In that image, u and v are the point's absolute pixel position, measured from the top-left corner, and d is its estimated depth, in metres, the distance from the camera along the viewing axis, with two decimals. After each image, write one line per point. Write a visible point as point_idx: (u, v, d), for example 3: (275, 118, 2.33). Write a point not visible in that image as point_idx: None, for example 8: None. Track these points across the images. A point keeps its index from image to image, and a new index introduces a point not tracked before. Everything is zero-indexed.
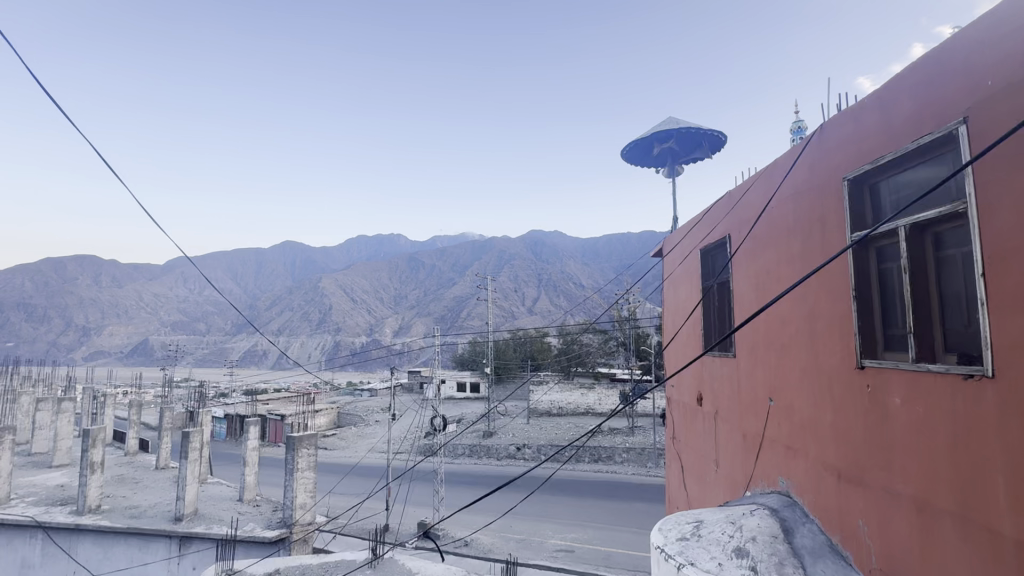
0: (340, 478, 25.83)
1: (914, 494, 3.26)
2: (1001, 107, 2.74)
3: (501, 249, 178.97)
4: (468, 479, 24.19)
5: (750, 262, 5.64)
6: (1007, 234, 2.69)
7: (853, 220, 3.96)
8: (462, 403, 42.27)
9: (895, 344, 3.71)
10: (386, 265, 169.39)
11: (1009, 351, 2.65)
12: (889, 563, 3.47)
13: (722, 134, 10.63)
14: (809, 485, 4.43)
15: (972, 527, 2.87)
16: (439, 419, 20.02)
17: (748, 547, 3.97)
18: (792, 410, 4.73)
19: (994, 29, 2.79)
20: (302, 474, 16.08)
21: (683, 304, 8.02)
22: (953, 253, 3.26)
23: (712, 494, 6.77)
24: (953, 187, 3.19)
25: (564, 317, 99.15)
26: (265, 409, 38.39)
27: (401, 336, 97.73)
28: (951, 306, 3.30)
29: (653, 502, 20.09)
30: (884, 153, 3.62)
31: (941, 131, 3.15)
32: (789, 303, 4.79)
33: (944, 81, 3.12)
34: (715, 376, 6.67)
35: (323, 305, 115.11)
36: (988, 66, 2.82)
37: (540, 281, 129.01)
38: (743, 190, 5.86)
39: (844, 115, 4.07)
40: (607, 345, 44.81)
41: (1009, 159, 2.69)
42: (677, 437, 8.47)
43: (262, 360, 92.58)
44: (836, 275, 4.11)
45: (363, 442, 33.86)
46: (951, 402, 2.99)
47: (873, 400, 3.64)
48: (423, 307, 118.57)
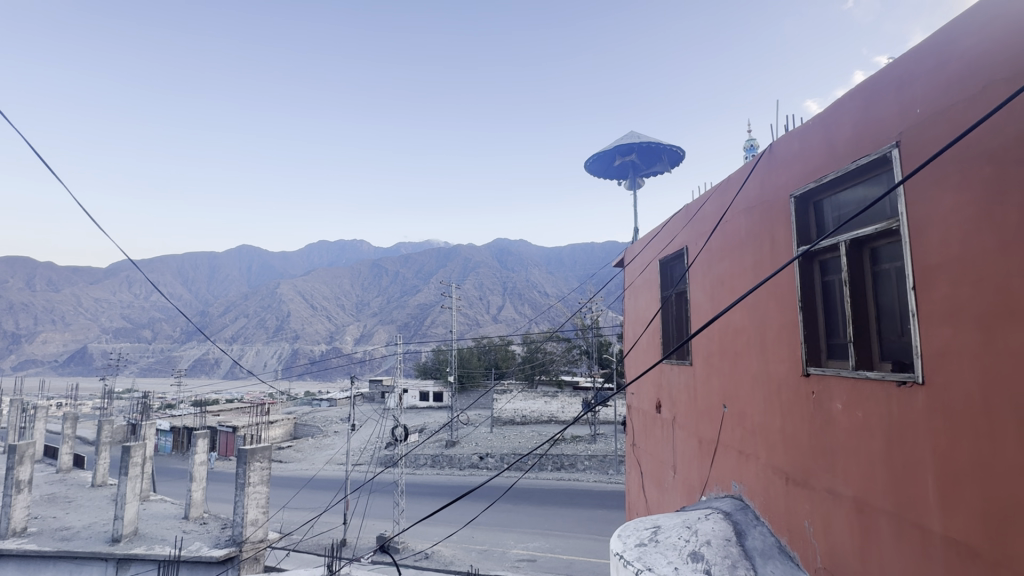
0: (295, 492, 24.85)
1: (856, 496, 3.44)
2: (930, 132, 2.96)
3: (466, 257, 178.67)
4: (429, 490, 23.78)
5: (705, 272, 5.84)
6: (937, 249, 2.88)
7: (800, 234, 4.18)
8: (423, 412, 41.61)
9: (837, 353, 3.92)
10: (348, 272, 165.93)
11: (937, 359, 2.85)
12: (832, 562, 3.64)
13: (680, 148, 11.02)
14: (759, 489, 4.59)
15: (905, 526, 3.05)
16: (401, 428, 19.61)
17: (702, 551, 4.08)
18: (744, 416, 4.91)
19: (924, 59, 3.02)
20: (254, 488, 15.37)
21: (642, 313, 8.22)
22: (887, 268, 3.49)
23: (670, 499, 6.91)
24: (888, 206, 3.42)
25: (528, 325, 99.80)
26: (216, 421, 36.63)
27: (363, 344, 95.75)
28: (887, 317, 3.52)
29: (614, 508, 20.35)
30: (827, 172, 3.84)
31: (877, 153, 3.37)
32: (741, 312, 4.99)
33: (880, 106, 3.35)
34: (673, 383, 6.84)
35: (281, 312, 111.32)
36: (917, 94, 3.06)
37: (505, 289, 129.45)
38: (700, 204, 6.08)
39: (792, 134, 4.31)
40: (570, 353, 45.34)
41: (936, 179, 2.91)
42: (636, 444, 8.63)
43: (213, 370, 88.47)
44: (784, 286, 4.31)
45: (320, 454, 32.77)
46: (886, 407, 3.18)
47: (817, 405, 3.83)
48: (386, 314, 116.62)
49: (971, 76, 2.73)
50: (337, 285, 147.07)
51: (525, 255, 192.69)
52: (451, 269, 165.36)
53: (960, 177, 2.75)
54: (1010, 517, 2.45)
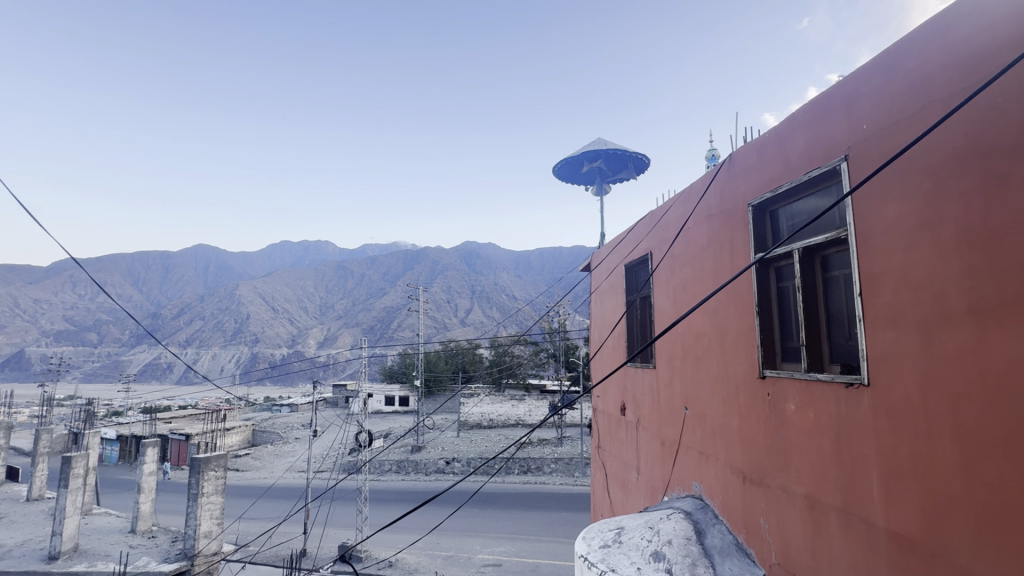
0: (252, 501, 23.93)
1: (807, 493, 3.58)
2: (875, 147, 3.13)
3: (434, 260, 177.20)
4: (393, 496, 23.33)
5: (668, 278, 5.98)
6: (880, 257, 3.05)
7: (756, 241, 4.34)
8: (388, 417, 40.87)
9: (790, 356, 4.10)
10: (312, 274, 161.76)
11: (880, 362, 3.01)
12: (786, 558, 3.78)
13: (645, 156, 11.28)
14: (718, 488, 4.73)
15: (853, 522, 3.20)
16: (365, 434, 19.15)
17: (664, 550, 4.16)
18: (705, 418, 5.04)
19: (871, 78, 3.20)
20: (208, 499, 14.74)
21: (608, 316, 8.35)
22: (837, 274, 3.67)
23: (633, 500, 7.02)
24: (837, 216, 3.60)
25: (496, 328, 99.62)
26: (168, 428, 34.89)
27: (326, 348, 93.44)
28: (836, 323, 3.69)
29: (580, 510, 20.50)
30: (782, 182, 4.01)
31: (827, 165, 3.54)
32: (702, 315, 5.14)
33: (831, 121, 3.52)
34: (638, 386, 6.96)
35: (240, 315, 107.40)
36: (864, 111, 3.23)
37: (473, 292, 128.95)
38: (664, 210, 6.22)
39: (750, 145, 4.48)
40: (537, 357, 45.60)
41: (879, 191, 3.09)
42: (602, 446, 8.74)
43: (165, 375, 84.36)
44: (742, 291, 4.46)
45: (279, 462, 31.67)
46: (836, 408, 3.34)
47: (772, 407, 3.98)
48: (351, 317, 114.28)
49: (914, 96, 2.89)
50: (300, 287, 143.04)
51: (494, 258, 192.62)
52: (418, 272, 163.70)
53: (903, 191, 2.91)
54: (944, 510, 2.62)
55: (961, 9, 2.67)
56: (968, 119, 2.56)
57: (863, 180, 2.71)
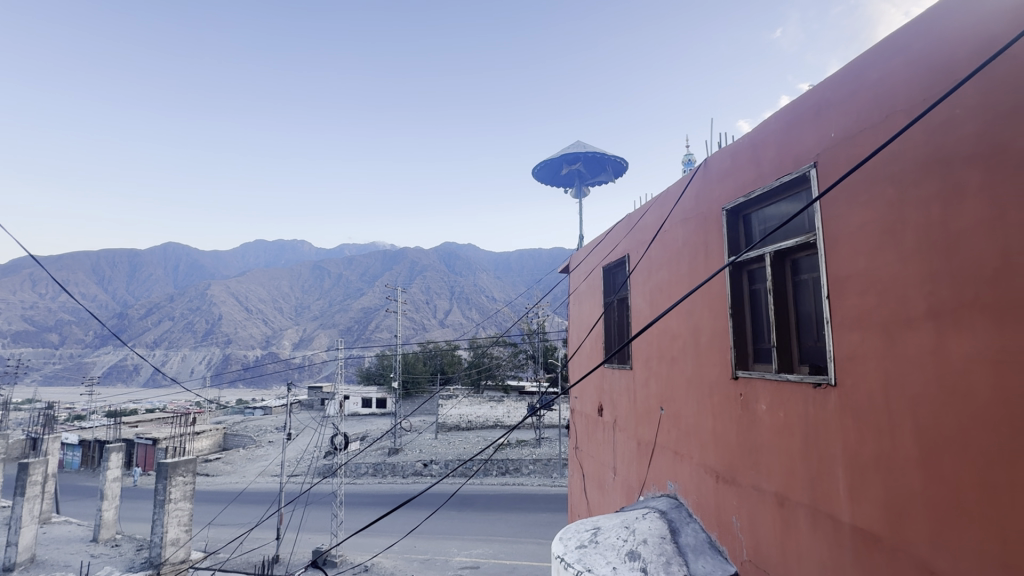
0: (222, 507, 23.27)
1: (777, 491, 3.67)
2: (843, 154, 3.23)
3: (413, 261, 175.74)
4: (369, 500, 23.01)
5: (645, 280, 6.07)
6: (847, 261, 3.15)
7: (730, 245, 4.43)
8: (365, 419, 40.34)
9: (762, 357, 4.19)
10: (287, 274, 158.63)
11: (846, 362, 3.11)
12: (756, 555, 3.86)
13: (623, 160, 11.44)
14: (692, 487, 4.80)
15: (821, 519, 3.28)
16: (341, 436, 18.84)
17: (639, 549, 4.20)
18: (680, 418, 5.12)
19: (839, 88, 3.30)
20: (175, 505, 14.30)
21: (586, 318, 8.42)
22: (806, 278, 3.77)
23: (610, 500, 7.09)
24: (807, 221, 3.70)
25: (474, 330, 99.32)
26: (134, 432, 33.69)
27: (301, 349, 91.69)
28: (805, 325, 3.79)
29: (557, 511, 20.61)
30: (755, 188, 4.10)
31: (798, 172, 3.64)
32: (677, 317, 5.23)
33: (802, 128, 3.62)
34: (614, 387, 7.04)
35: (211, 315, 104.53)
36: (833, 119, 3.33)
37: (452, 293, 128.42)
38: (641, 213, 6.31)
39: (724, 151, 4.58)
40: (516, 358, 45.69)
41: (846, 197, 3.19)
42: (579, 447, 8.79)
43: (131, 377, 81.54)
44: (716, 292, 4.55)
45: (252, 466, 30.90)
46: (804, 408, 3.43)
47: (744, 407, 4.06)
48: (328, 317, 112.50)
49: (881, 105, 2.98)
50: (274, 287, 140.01)
51: (474, 259, 192.09)
52: (397, 273, 162.16)
53: (869, 198, 3.01)
54: (906, 507, 2.71)
55: (922, 24, 2.78)
56: (930, 128, 2.65)
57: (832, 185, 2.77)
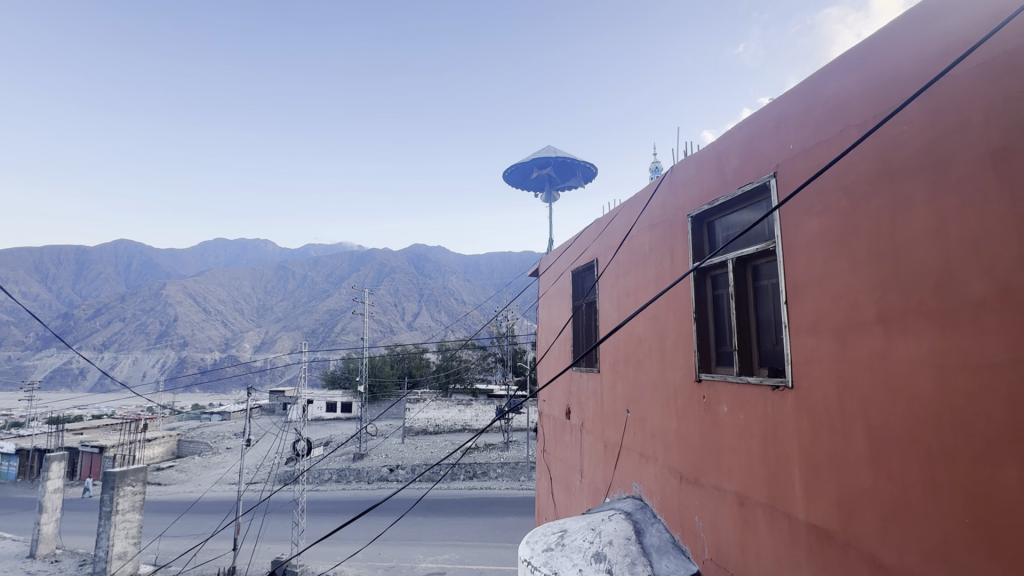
0: (174, 518, 22.17)
1: (737, 491, 3.78)
2: (800, 166, 3.37)
3: (381, 262, 173.05)
4: (332, 507, 22.38)
5: (613, 284, 6.16)
6: (804, 268, 3.27)
7: (694, 251, 4.55)
8: (329, 424, 39.27)
9: (724, 359, 4.31)
10: (249, 274, 153.38)
11: (804, 365, 3.22)
12: (718, 554, 3.96)
13: (593, 165, 11.60)
14: (657, 489, 4.89)
15: (779, 517, 3.38)
16: (303, 442, 18.27)
17: (605, 551, 4.25)
18: (646, 420, 5.21)
19: (799, 101, 3.43)
20: (123, 516, 13.54)
21: (554, 321, 8.48)
22: (766, 283, 3.90)
23: (577, 502, 7.13)
24: (765, 229, 3.84)
25: (442, 333, 98.49)
26: (78, 439, 31.76)
27: (263, 352, 88.82)
28: (765, 329, 3.92)
29: (524, 515, 20.60)
30: (717, 197, 4.23)
31: (758, 181, 3.77)
32: (644, 321, 5.32)
33: (762, 140, 3.76)
34: (582, 390, 7.09)
35: (166, 316, 99.91)
36: (792, 131, 3.46)
37: (421, 296, 127.10)
38: (609, 218, 6.39)
39: (689, 159, 4.70)
40: (485, 361, 45.55)
41: (803, 205, 3.32)
42: (547, 450, 8.80)
43: (77, 382, 77.03)
44: (681, 297, 4.66)
45: (208, 474, 29.61)
46: (763, 410, 3.55)
47: (707, 409, 4.17)
48: (291, 319, 109.26)
49: (835, 119, 3.13)
50: (235, 288, 135.18)
51: (443, 262, 190.63)
52: (364, 275, 159.50)
53: (823, 207, 3.15)
54: (857, 503, 2.83)
55: (871, 45, 2.94)
56: (882, 142, 2.79)
57: (794, 191, 2.85)
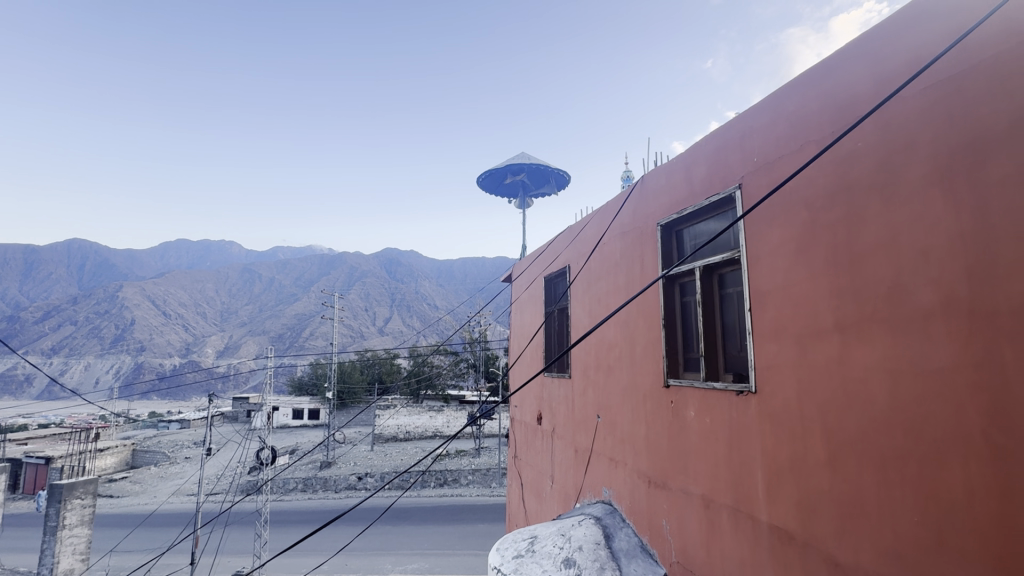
0: (127, 533, 21.05)
1: (703, 494, 3.86)
2: (762, 178, 3.50)
3: (352, 266, 170.05)
4: (296, 517, 21.69)
5: (585, 289, 6.22)
6: (768, 276, 3.38)
7: (663, 259, 4.64)
8: (295, 432, 38.14)
9: (691, 365, 4.40)
10: (213, 278, 148.22)
11: (765, 372, 3.34)
12: (685, 556, 4.02)
13: (566, 173, 11.75)
14: (626, 493, 4.94)
15: (742, 520, 3.46)
16: (268, 450, 17.66)
17: (574, 556, 4.27)
18: (615, 425, 5.28)
19: (764, 115, 3.56)
20: (70, 532, 12.78)
21: (527, 327, 8.49)
22: (732, 291, 4.01)
23: (548, 507, 7.14)
24: (731, 238, 3.96)
25: (414, 338, 96.98)
26: (22, 450, 29.87)
27: (226, 357, 85.64)
28: (731, 335, 4.02)
29: (495, 522, 20.49)
30: (685, 206, 4.33)
31: (724, 192, 3.89)
32: (614, 327, 5.39)
33: (729, 152, 3.88)
34: (553, 396, 7.13)
35: (122, 320, 95.28)
36: (758, 143, 3.58)
37: (393, 301, 125.40)
38: (582, 225, 6.47)
39: (659, 170, 4.81)
40: (457, 367, 45.26)
41: (768, 215, 3.43)
42: (519, 456, 8.79)
43: (22, 389, 72.57)
44: (651, 304, 4.74)
45: (165, 485, 28.30)
46: (728, 415, 3.64)
47: (675, 414, 4.25)
48: (257, 323, 106.00)
49: (796, 134, 3.26)
50: (197, 291, 130.30)
51: (416, 266, 188.63)
52: (334, 279, 156.42)
53: (785, 219, 3.27)
54: (816, 504, 2.93)
55: (828, 65, 3.09)
56: (838, 158, 2.93)
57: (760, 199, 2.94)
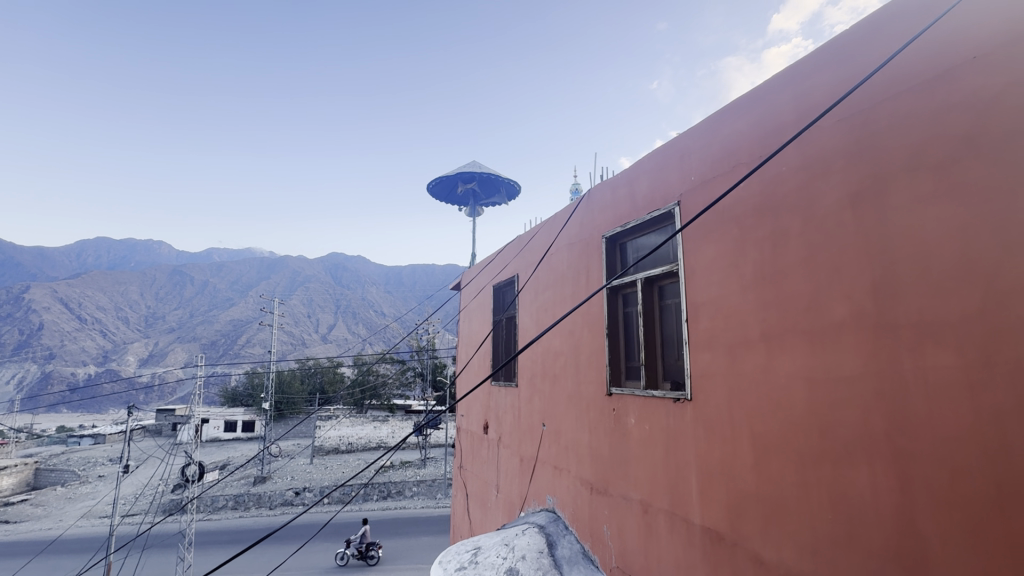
0: (24, 562, 18.87)
1: (642, 499, 3.97)
2: (699, 195, 3.70)
3: (294, 271, 163.02)
4: (226, 537, 20.33)
5: (533, 298, 6.27)
6: (705, 288, 3.54)
7: (607, 270, 4.79)
8: (227, 446, 35.85)
9: (632, 374, 4.54)
10: (139, 280, 137.37)
11: (699, 379, 3.51)
12: (624, 561, 4.11)
13: (516, 184, 11.92)
14: (569, 501, 5.00)
15: (679, 522, 3.58)
16: (195, 466, 16.47)
17: (518, 566, 4.28)
18: (560, 434, 5.34)
19: (702, 136, 3.76)
20: None
21: (474, 335, 8.46)
22: (670, 302, 4.19)
23: (492, 517, 7.09)
24: (669, 251, 4.14)
25: (359, 346, 94.10)
26: None
27: (151, 366, 79.39)
28: (669, 345, 4.19)
29: (439, 534, 20.14)
30: (629, 220, 4.50)
31: (664, 208, 4.07)
32: (560, 336, 5.48)
33: (669, 169, 4.07)
34: (500, 405, 7.13)
35: (27, 326, 86.13)
36: (694, 163, 3.79)
37: (338, 307, 121.23)
38: (530, 236, 6.54)
39: (605, 185, 4.97)
40: (404, 376, 44.36)
41: (703, 229, 3.61)
42: (464, 466, 8.73)
43: None
44: (595, 314, 4.85)
45: (73, 507, 25.68)
46: (665, 421, 3.79)
47: (617, 422, 4.36)
48: (187, 329, 99.03)
49: (727, 156, 3.49)
50: (119, 294, 120.20)
51: (362, 272, 183.84)
52: (275, 283, 149.45)
53: (719, 235, 3.46)
54: (744, 505, 3.09)
55: (759, 93, 3.33)
56: (766, 178, 3.14)
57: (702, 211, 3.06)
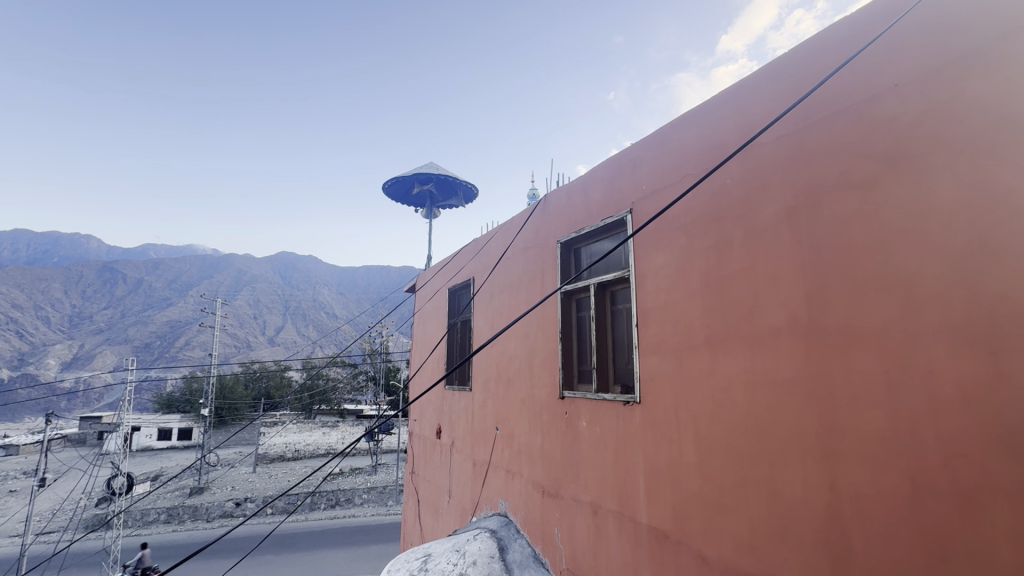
0: None
1: (593, 500, 4.03)
2: (650, 204, 3.82)
3: (239, 270, 155.71)
4: (157, 553, 19.01)
5: (488, 302, 6.27)
6: (655, 294, 3.65)
7: (562, 274, 4.85)
8: (161, 455, 33.63)
9: (584, 378, 4.61)
10: (63, 277, 126.98)
11: (647, 382, 3.61)
12: (574, 562, 4.16)
13: (474, 187, 11.90)
14: (521, 504, 5.01)
15: (627, 523, 3.65)
16: (122, 477, 15.29)
17: (469, 572, 4.25)
18: (513, 437, 5.35)
19: (654, 146, 3.89)
20: None
21: (429, 339, 8.36)
22: (622, 307, 4.29)
23: (443, 522, 7.00)
24: (621, 257, 4.25)
25: (309, 349, 90.98)
26: None
27: (75, 370, 73.48)
28: (620, 349, 4.28)
29: (390, 542, 19.71)
30: (583, 226, 4.58)
31: (616, 216, 4.18)
32: (514, 339, 5.49)
33: (622, 177, 4.19)
34: (453, 409, 7.06)
35: None
36: (646, 173, 3.91)
37: (286, 308, 116.76)
38: (486, 239, 6.54)
39: (560, 191, 5.04)
40: (356, 380, 43.23)
41: (654, 236, 3.73)
42: (416, 471, 8.56)
43: None
44: (549, 318, 4.90)
45: None
46: (615, 423, 3.87)
47: (569, 425, 4.42)
48: (118, 330, 92.41)
49: (676, 167, 3.63)
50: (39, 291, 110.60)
51: (313, 272, 177.37)
52: (219, 283, 142.21)
53: (669, 243, 3.58)
54: (688, 504, 3.19)
55: (705, 109, 3.49)
56: (712, 190, 3.27)
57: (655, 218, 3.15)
